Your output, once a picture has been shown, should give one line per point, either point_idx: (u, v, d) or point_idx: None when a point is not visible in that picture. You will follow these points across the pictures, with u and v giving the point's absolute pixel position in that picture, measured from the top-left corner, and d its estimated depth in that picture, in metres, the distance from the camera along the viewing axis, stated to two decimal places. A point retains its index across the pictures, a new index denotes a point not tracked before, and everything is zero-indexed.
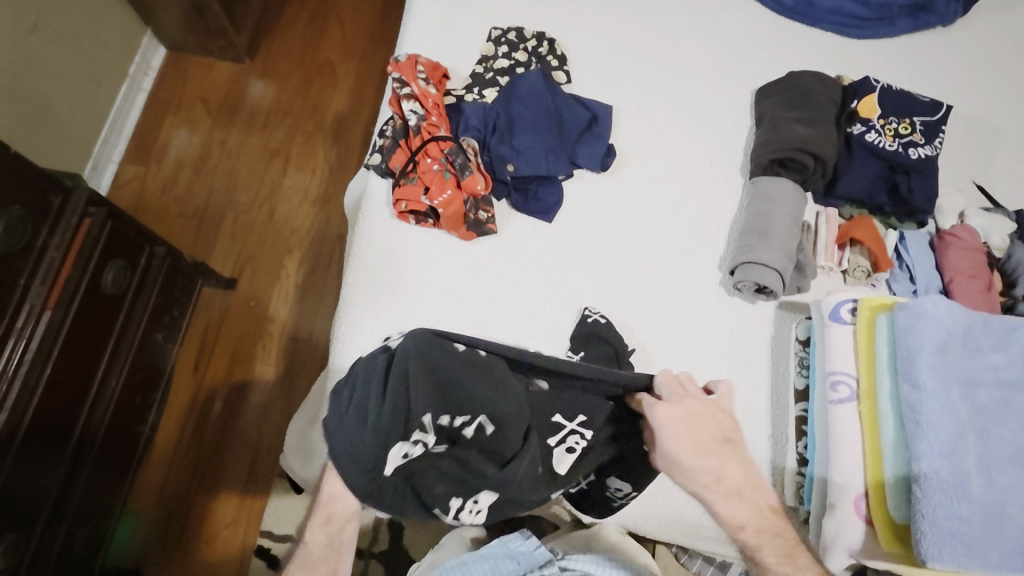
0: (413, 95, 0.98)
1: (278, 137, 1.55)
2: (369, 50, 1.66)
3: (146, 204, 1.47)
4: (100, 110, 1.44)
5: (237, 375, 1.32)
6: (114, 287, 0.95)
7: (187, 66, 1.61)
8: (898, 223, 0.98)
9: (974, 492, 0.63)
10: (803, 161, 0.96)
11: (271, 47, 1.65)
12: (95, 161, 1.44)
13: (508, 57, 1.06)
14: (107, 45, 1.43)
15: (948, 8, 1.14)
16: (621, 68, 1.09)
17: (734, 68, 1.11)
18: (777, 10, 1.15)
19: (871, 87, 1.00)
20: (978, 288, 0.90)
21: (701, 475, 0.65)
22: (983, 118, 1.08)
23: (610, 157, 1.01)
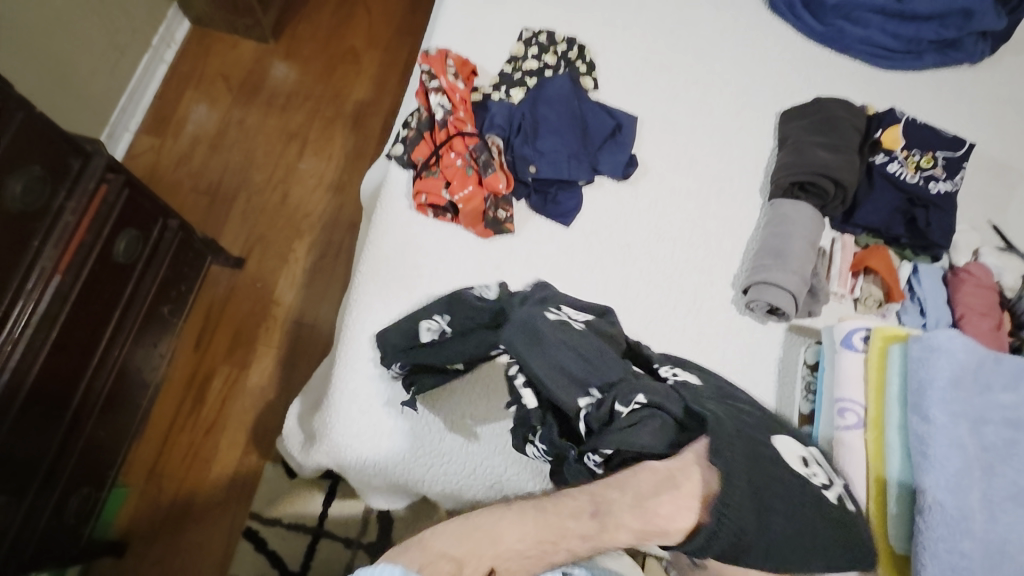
0: (441, 88, 0.98)
1: (297, 120, 1.54)
2: (395, 41, 1.66)
3: (159, 176, 1.46)
4: (121, 78, 1.43)
5: (237, 355, 1.31)
6: (124, 256, 0.95)
7: (211, 42, 1.60)
8: (913, 256, 0.98)
9: (977, 529, 0.62)
10: (823, 186, 0.97)
11: (296, 29, 1.64)
12: (112, 128, 1.43)
13: (537, 59, 1.06)
14: (133, 14, 1.43)
15: (977, 47, 1.14)
16: (648, 79, 1.09)
17: (760, 88, 1.11)
18: (807, 35, 1.15)
19: (896, 119, 1.01)
20: (989, 326, 0.89)
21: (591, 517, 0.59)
22: (1003, 159, 1.09)
23: (631, 167, 1.01)
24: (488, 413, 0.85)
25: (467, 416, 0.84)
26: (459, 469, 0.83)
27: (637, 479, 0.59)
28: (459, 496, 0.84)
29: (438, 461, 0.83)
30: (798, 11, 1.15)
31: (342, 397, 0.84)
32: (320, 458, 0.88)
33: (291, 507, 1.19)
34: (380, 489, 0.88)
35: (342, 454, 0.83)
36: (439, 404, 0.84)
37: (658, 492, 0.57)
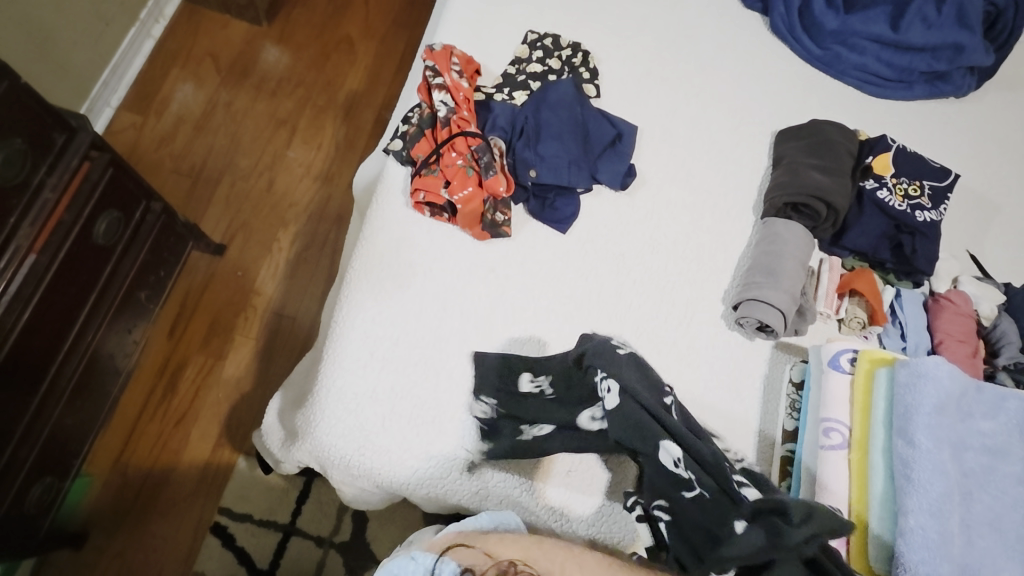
0: (445, 86, 0.96)
1: (287, 107, 1.50)
2: (392, 32, 1.63)
3: (140, 155, 1.41)
4: (105, 51, 1.38)
5: (213, 345, 1.27)
6: (104, 238, 0.91)
7: (201, 20, 1.55)
8: (896, 280, 1.02)
9: (955, 553, 0.64)
10: (816, 209, 0.98)
11: (291, 13, 1.60)
12: (92, 103, 1.38)
13: (541, 63, 1.06)
14: None
15: (964, 81, 1.18)
16: (649, 90, 1.10)
17: (757, 107, 1.12)
18: (805, 57, 1.17)
19: (888, 146, 1.03)
20: (964, 353, 0.93)
21: None
22: (983, 191, 1.13)
23: (629, 177, 1.01)
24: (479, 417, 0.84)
25: (459, 419, 0.83)
26: (447, 473, 0.81)
27: None
28: (441, 501, 0.83)
29: (422, 466, 0.81)
30: (798, 33, 1.17)
31: (332, 394, 0.82)
32: (301, 457, 0.86)
33: (263, 504, 1.15)
34: (360, 491, 0.87)
35: (324, 454, 0.82)
36: (431, 406, 0.83)
37: None
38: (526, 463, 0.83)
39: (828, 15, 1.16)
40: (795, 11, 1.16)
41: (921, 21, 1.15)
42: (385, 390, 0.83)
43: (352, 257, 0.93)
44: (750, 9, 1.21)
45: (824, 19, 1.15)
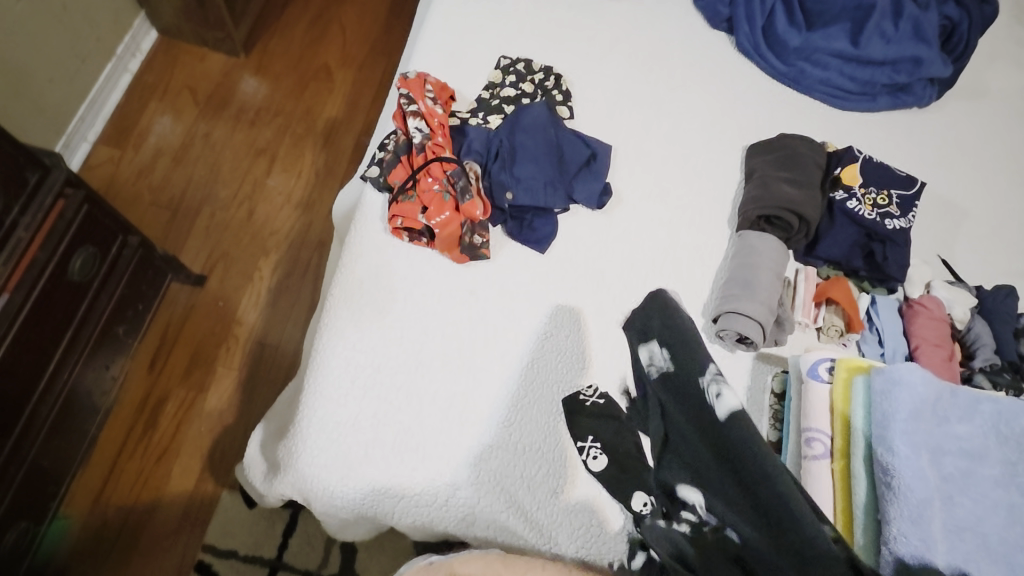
0: (419, 112, 0.98)
1: (266, 136, 1.51)
2: (369, 60, 1.65)
3: (118, 190, 1.40)
4: (81, 87, 1.38)
5: (195, 377, 1.25)
6: (80, 274, 0.90)
7: (178, 53, 1.56)
8: (871, 287, 1.03)
9: (939, 559, 0.64)
10: (788, 220, 1.01)
11: (267, 45, 1.62)
12: (68, 138, 1.38)
13: (514, 87, 1.07)
14: (98, 22, 1.38)
15: (926, 91, 1.21)
16: (621, 110, 1.12)
17: (727, 123, 1.15)
18: (771, 74, 1.21)
19: (854, 157, 1.06)
20: (941, 357, 0.94)
21: None
22: (950, 197, 1.16)
23: (605, 196, 1.02)
24: (462, 441, 0.83)
25: (442, 443, 0.83)
26: (431, 499, 0.81)
27: None
28: (429, 528, 0.82)
29: (406, 493, 0.80)
30: (763, 51, 1.20)
31: (314, 424, 0.81)
32: (283, 489, 0.84)
33: (248, 538, 1.13)
34: (345, 523, 0.85)
35: (305, 485, 0.81)
36: (414, 431, 0.82)
37: None
38: (512, 486, 0.82)
39: (791, 34, 1.19)
40: (760, 30, 1.20)
41: (880, 37, 1.19)
42: (367, 418, 0.82)
43: (331, 285, 0.92)
44: (716, 29, 1.24)
45: (787, 37, 1.19)
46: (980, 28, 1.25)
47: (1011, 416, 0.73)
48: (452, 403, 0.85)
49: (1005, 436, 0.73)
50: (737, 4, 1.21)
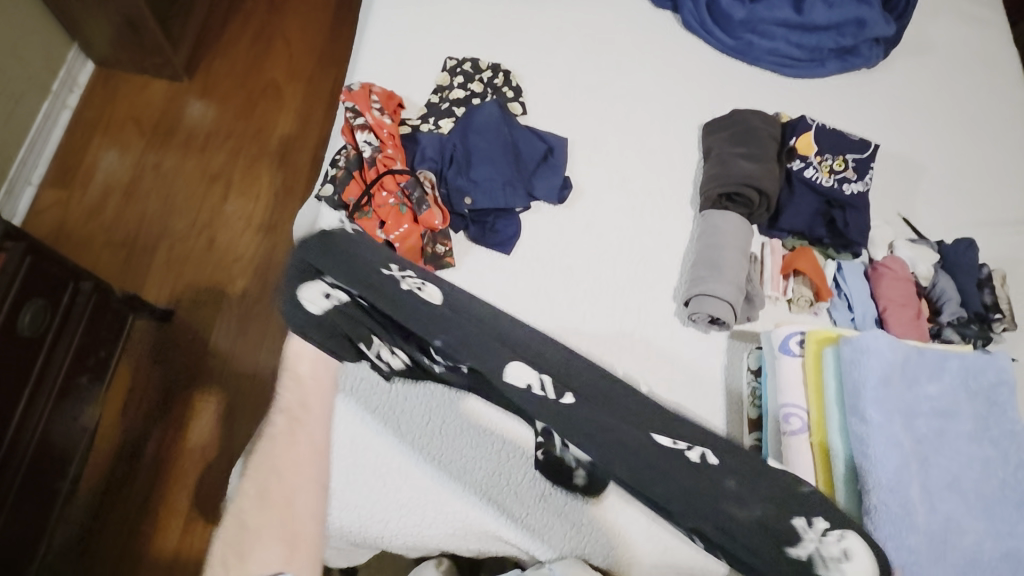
0: (367, 125, 0.96)
1: (219, 160, 1.47)
2: (317, 71, 1.61)
3: (70, 232, 1.36)
4: (17, 130, 1.33)
5: (171, 416, 1.23)
6: (30, 329, 0.88)
7: (117, 83, 1.51)
8: (836, 253, 1.03)
9: (920, 523, 0.66)
10: (749, 196, 1.01)
11: (210, 66, 1.58)
12: (10, 184, 1.33)
13: (463, 88, 1.05)
14: (27, 60, 1.33)
15: (873, 52, 1.22)
16: (574, 100, 1.11)
17: (681, 103, 1.15)
18: (719, 49, 1.20)
19: (808, 125, 1.06)
20: (908, 316, 0.96)
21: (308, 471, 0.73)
22: (905, 155, 1.17)
23: (566, 189, 1.01)
24: (445, 457, 0.83)
25: (425, 460, 0.82)
26: (421, 518, 0.80)
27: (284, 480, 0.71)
28: (422, 547, 0.81)
29: (394, 515, 0.79)
30: (709, 27, 1.20)
31: None
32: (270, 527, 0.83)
33: None
34: (337, 552, 0.84)
35: None
36: (395, 452, 0.82)
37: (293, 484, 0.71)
38: (500, 495, 0.82)
39: (735, 7, 1.19)
40: (703, 6, 1.20)
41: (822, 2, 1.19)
42: (345, 445, 0.81)
43: None
44: (661, 9, 1.23)
45: (731, 11, 1.19)
46: None
47: (977, 370, 0.74)
48: (430, 419, 0.84)
49: (973, 391, 0.74)
50: None
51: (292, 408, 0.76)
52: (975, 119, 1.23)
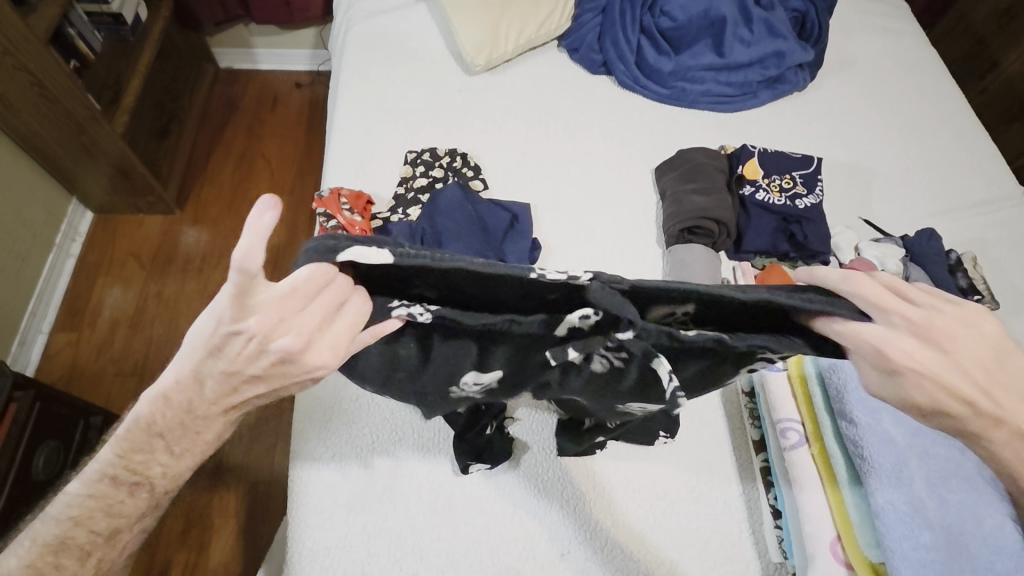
0: (340, 225, 1.02)
1: (215, 279, 1.56)
2: (298, 183, 1.73)
3: (81, 371, 1.42)
4: (25, 285, 1.43)
5: (193, 537, 1.23)
6: (45, 472, 0.92)
7: (116, 226, 1.62)
8: (805, 265, 1.08)
9: (932, 517, 0.67)
10: (708, 227, 1.06)
11: (199, 194, 1.70)
12: (22, 335, 1.41)
13: (425, 176, 1.13)
14: (32, 220, 1.45)
15: (798, 77, 1.31)
16: (529, 168, 1.19)
17: (631, 152, 1.22)
18: (656, 99, 1.30)
19: (751, 153, 1.13)
20: None
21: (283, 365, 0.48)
22: (852, 161, 1.23)
23: (536, 251, 1.06)
24: (459, 530, 0.82)
25: (439, 539, 0.81)
26: None
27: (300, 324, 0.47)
28: None
29: None
30: (643, 82, 1.30)
31: (294, 534, 0.81)
32: None
33: None
34: None
35: None
36: (407, 535, 0.81)
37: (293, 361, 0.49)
38: (513, 562, 0.80)
39: (662, 62, 1.30)
40: (634, 65, 1.30)
41: (740, 43, 1.30)
42: (357, 534, 0.81)
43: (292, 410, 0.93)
44: (597, 75, 1.35)
45: (659, 65, 1.30)
46: (827, 11, 1.37)
47: None
48: (438, 493, 0.85)
49: None
50: (607, 49, 1.32)
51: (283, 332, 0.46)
52: (910, 118, 1.30)
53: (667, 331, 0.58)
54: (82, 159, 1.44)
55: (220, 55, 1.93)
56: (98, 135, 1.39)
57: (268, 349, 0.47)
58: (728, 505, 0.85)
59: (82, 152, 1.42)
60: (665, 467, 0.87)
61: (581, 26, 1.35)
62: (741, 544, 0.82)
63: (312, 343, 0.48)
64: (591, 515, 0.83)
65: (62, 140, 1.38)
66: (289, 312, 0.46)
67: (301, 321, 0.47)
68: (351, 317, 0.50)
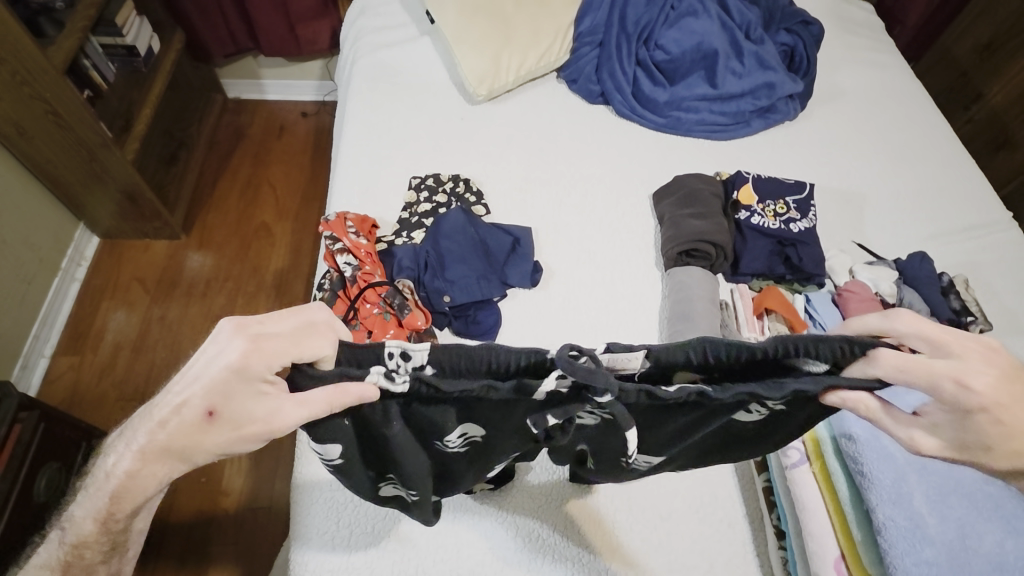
0: (346, 248, 1.05)
1: (219, 303, 1.57)
2: (303, 209, 1.76)
3: (82, 395, 1.42)
4: (31, 309, 1.44)
5: (191, 563, 1.21)
6: (46, 493, 0.92)
7: (122, 251, 1.65)
8: (801, 287, 1.10)
9: (934, 533, 0.68)
10: (705, 249, 1.08)
11: (205, 220, 1.72)
12: (25, 358, 1.41)
13: (429, 201, 1.16)
14: (39, 244, 1.47)
15: (789, 107, 1.36)
16: (531, 194, 1.22)
17: (629, 178, 1.26)
18: (653, 128, 1.34)
19: (745, 179, 1.17)
20: None
21: (247, 364, 0.47)
22: (844, 187, 1.26)
23: (537, 273, 1.08)
24: (462, 550, 0.81)
25: (442, 560, 0.81)
26: None
27: (283, 334, 0.50)
28: None
29: None
30: (640, 112, 1.34)
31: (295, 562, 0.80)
32: None
33: None
34: None
35: None
36: (410, 557, 0.80)
37: (272, 363, 0.48)
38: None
39: (657, 92, 1.35)
40: (631, 95, 1.35)
41: (732, 75, 1.35)
42: (359, 558, 0.80)
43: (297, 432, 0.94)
44: (595, 105, 1.39)
45: (655, 95, 1.34)
46: (815, 45, 1.43)
47: None
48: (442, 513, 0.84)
49: None
50: (604, 80, 1.37)
51: (264, 328, 0.49)
52: (900, 146, 1.34)
53: (646, 388, 0.54)
54: (92, 185, 1.47)
55: (229, 86, 1.98)
56: (108, 162, 1.43)
57: (233, 341, 0.48)
58: (732, 526, 0.85)
59: (91, 178, 1.45)
60: (668, 488, 0.87)
61: (580, 58, 1.40)
62: (746, 565, 0.82)
63: (265, 342, 0.48)
64: (597, 536, 0.83)
65: (72, 166, 1.41)
66: (278, 325, 0.50)
67: (280, 322, 0.50)
68: (329, 336, 0.52)
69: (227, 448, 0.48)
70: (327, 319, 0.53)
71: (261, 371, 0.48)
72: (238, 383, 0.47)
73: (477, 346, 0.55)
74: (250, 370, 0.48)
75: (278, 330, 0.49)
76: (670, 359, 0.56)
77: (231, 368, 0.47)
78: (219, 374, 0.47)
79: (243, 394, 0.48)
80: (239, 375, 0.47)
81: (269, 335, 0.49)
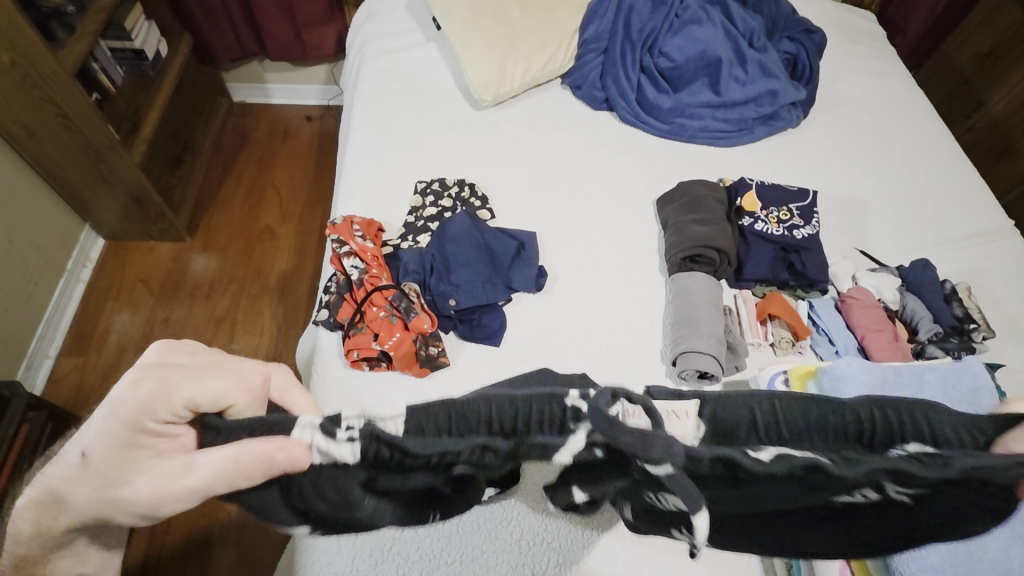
0: (353, 251, 1.06)
1: (223, 305, 1.57)
2: (307, 213, 1.77)
3: (85, 396, 1.42)
4: (36, 310, 1.44)
5: (193, 565, 1.22)
6: None
7: (127, 252, 1.65)
8: (804, 293, 1.11)
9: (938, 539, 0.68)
10: (709, 255, 1.09)
11: (210, 223, 1.73)
12: (29, 359, 1.42)
13: (435, 205, 1.17)
14: (46, 245, 1.47)
15: (792, 114, 1.37)
16: (535, 198, 1.23)
17: (633, 184, 1.27)
18: (657, 134, 1.35)
19: (749, 185, 1.18)
20: (887, 339, 0.99)
21: (140, 411, 0.48)
22: (847, 194, 1.27)
23: (542, 277, 1.09)
24: (467, 551, 0.82)
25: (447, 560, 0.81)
26: None
27: (190, 375, 0.50)
28: None
29: None
30: (643, 118, 1.35)
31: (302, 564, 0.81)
32: None
33: None
34: None
35: None
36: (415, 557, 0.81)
37: (163, 404, 0.48)
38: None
39: (661, 99, 1.36)
40: (635, 102, 1.36)
41: (736, 82, 1.36)
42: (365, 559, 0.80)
43: None
44: (599, 111, 1.40)
45: (659, 102, 1.35)
46: (818, 53, 1.44)
47: (955, 379, 0.78)
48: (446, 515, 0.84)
49: (958, 400, 0.77)
50: (609, 86, 1.38)
51: (170, 371, 0.50)
52: (902, 154, 1.35)
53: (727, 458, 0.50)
54: (99, 187, 1.48)
55: (235, 89, 1.99)
56: (115, 164, 1.44)
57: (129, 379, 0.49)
58: None
59: (98, 180, 1.46)
60: None
61: (584, 64, 1.41)
62: (750, 569, 0.83)
63: (159, 382, 0.49)
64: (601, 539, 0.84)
65: (79, 168, 1.42)
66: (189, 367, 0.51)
67: (199, 382, 0.50)
68: (243, 390, 0.52)
69: (94, 504, 0.48)
70: (249, 375, 0.53)
71: (147, 418, 0.48)
72: (131, 429, 0.48)
73: (468, 399, 0.53)
74: (140, 414, 0.48)
75: (184, 373, 0.50)
76: (728, 417, 0.55)
77: (121, 408, 0.48)
78: (106, 416, 0.48)
79: (125, 444, 0.48)
80: (130, 419, 0.48)
81: (175, 377, 0.50)
